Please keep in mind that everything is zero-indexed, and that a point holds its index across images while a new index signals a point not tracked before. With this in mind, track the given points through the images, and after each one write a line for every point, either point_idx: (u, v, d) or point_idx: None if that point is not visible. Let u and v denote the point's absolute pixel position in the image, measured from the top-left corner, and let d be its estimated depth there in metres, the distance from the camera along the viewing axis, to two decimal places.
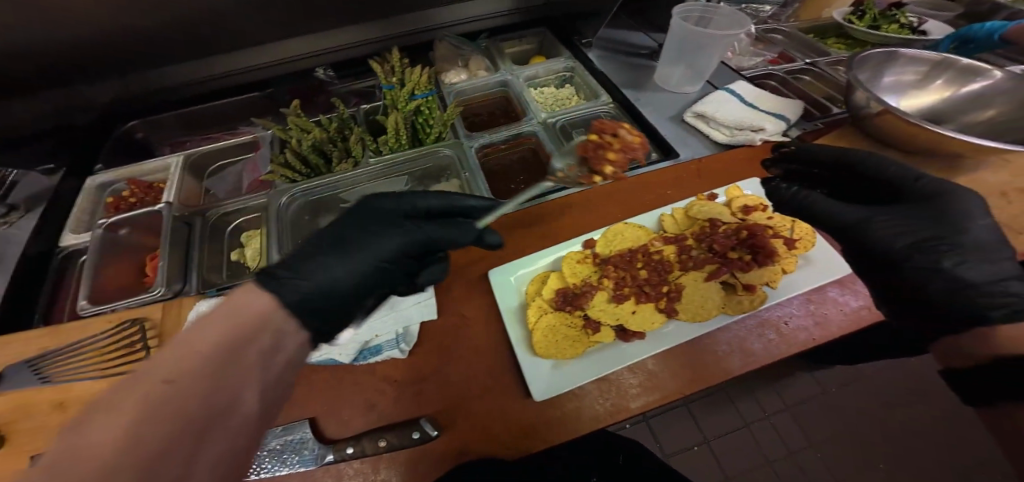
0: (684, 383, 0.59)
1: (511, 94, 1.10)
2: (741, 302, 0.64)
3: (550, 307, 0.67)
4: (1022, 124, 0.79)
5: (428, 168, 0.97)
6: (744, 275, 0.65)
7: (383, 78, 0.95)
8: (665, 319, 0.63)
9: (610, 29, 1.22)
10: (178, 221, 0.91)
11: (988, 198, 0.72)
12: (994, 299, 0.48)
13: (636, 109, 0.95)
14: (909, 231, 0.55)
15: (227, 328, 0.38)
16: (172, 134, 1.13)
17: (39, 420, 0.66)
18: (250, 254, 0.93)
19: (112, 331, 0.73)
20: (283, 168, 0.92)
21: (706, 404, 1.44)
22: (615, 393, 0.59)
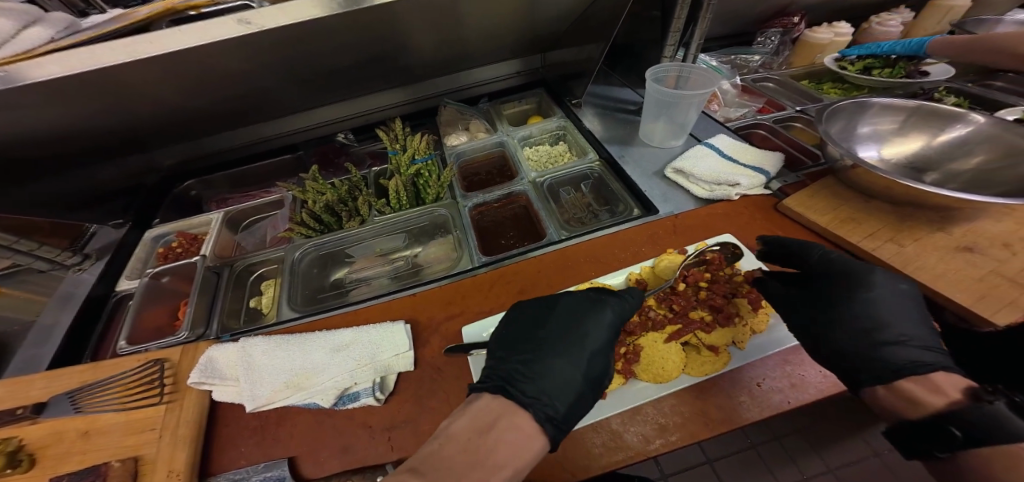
0: (647, 443, 0.56)
1: (507, 153, 1.19)
2: (705, 363, 0.62)
3: None
4: (1005, 173, 0.74)
5: (424, 225, 1.07)
6: (707, 336, 0.63)
7: (388, 145, 1.11)
8: (625, 379, 0.63)
9: (600, 87, 1.30)
10: (209, 269, 1.01)
11: (989, 248, 0.65)
12: (901, 366, 0.52)
13: (620, 166, 0.98)
14: (828, 319, 0.59)
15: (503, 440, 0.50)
16: (220, 192, 1.29)
17: (66, 447, 0.71)
18: (265, 301, 1.02)
19: (138, 368, 0.78)
20: (300, 226, 1.03)
21: (733, 463, 1.29)
22: (574, 451, 0.57)
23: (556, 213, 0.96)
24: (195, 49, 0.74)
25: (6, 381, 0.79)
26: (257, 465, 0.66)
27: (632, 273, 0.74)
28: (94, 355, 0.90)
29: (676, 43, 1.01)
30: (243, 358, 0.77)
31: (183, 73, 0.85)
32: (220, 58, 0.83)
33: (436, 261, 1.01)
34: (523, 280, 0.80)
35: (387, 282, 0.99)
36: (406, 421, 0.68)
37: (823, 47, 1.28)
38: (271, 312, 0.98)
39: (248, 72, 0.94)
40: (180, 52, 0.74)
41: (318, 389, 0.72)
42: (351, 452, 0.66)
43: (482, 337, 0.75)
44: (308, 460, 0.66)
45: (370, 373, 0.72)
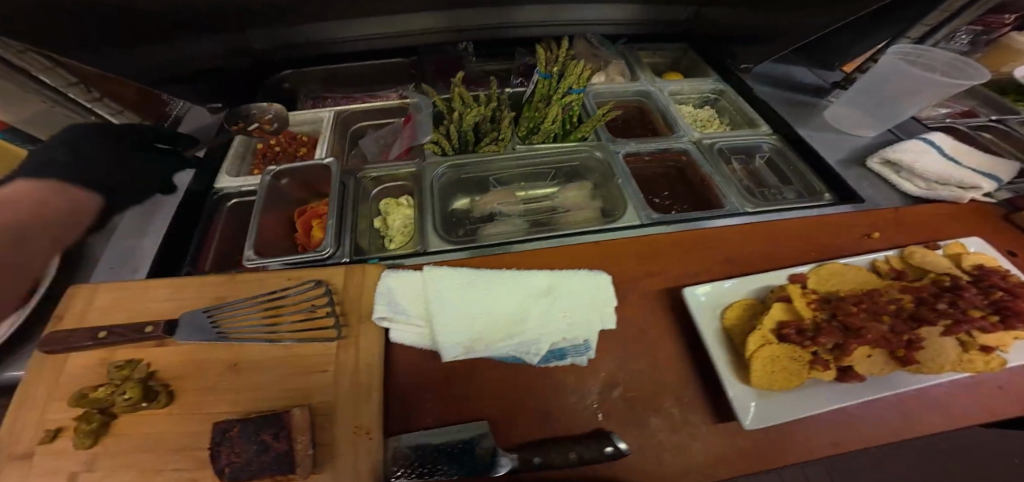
0: (887, 431, 0.61)
1: (651, 106, 1.10)
2: (972, 362, 0.57)
3: (772, 337, 0.61)
4: None
5: (569, 168, 1.02)
6: (984, 335, 0.58)
7: (543, 66, 0.98)
8: (896, 367, 0.57)
9: (773, 64, 1.18)
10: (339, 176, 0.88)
11: None
12: None
13: (805, 143, 0.92)
14: None
15: None
16: (314, 89, 1.17)
17: (212, 381, 0.58)
18: (394, 224, 0.93)
19: (293, 290, 0.66)
20: (439, 140, 0.98)
21: None
22: (801, 431, 0.61)
23: (731, 181, 0.90)
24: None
25: (113, 286, 0.63)
26: (449, 427, 0.58)
27: (879, 259, 0.69)
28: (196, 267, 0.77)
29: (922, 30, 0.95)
30: (429, 295, 0.67)
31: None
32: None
33: (579, 209, 0.97)
34: (726, 251, 0.75)
35: (518, 223, 0.95)
36: (614, 381, 0.66)
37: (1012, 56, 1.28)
38: (402, 239, 0.91)
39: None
40: None
41: (521, 341, 0.64)
42: (552, 419, 0.62)
43: (709, 302, 0.68)
44: (503, 426, 0.61)
45: (580, 329, 0.66)
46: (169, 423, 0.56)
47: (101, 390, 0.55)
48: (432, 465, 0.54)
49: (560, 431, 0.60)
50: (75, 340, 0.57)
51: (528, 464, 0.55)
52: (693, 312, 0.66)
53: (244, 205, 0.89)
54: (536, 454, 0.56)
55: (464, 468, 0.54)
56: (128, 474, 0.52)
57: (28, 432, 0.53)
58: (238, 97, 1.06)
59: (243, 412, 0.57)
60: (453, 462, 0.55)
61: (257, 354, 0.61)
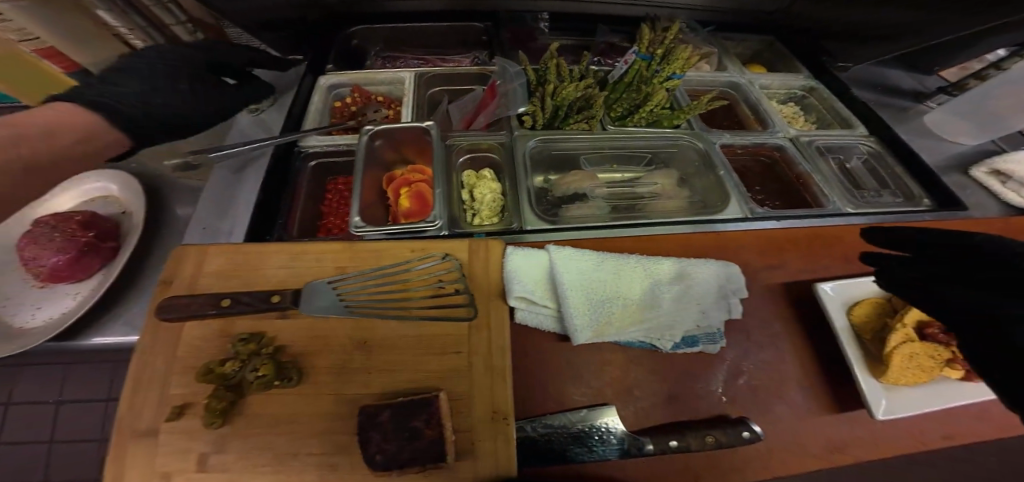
0: (994, 429, 0.65)
1: (740, 98, 1.11)
2: None
3: (911, 333, 0.61)
4: None
5: (661, 153, 0.97)
6: None
7: (643, 47, 0.92)
8: None
9: (871, 68, 1.18)
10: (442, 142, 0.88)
11: None
12: None
13: (902, 147, 0.96)
14: None
15: None
16: (384, 49, 1.12)
17: (346, 358, 0.55)
18: (482, 199, 0.86)
19: (413, 264, 0.61)
20: (533, 110, 0.92)
21: None
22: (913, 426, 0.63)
23: (832, 181, 0.90)
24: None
25: (226, 247, 0.60)
26: (575, 411, 0.57)
27: None
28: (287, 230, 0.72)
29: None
30: (557, 275, 0.61)
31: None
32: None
33: (668, 195, 0.93)
34: (840, 245, 0.77)
35: (601, 205, 0.91)
36: (743, 372, 0.63)
37: None
38: (490, 215, 0.85)
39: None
40: None
41: (656, 330, 0.60)
42: (680, 403, 0.60)
43: (837, 297, 0.67)
44: (631, 408, 0.59)
45: (716, 317, 0.62)
46: (302, 402, 0.52)
47: (227, 365, 0.52)
48: (565, 448, 0.54)
49: (688, 415, 0.59)
50: (198, 308, 0.53)
51: (661, 446, 0.54)
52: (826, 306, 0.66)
53: (323, 167, 0.84)
54: (673, 437, 0.55)
55: (597, 451, 0.54)
56: (266, 457, 0.49)
57: (154, 404, 0.51)
58: (314, 49, 1.02)
59: (378, 393, 0.54)
60: (584, 445, 0.54)
61: (384, 332, 0.57)
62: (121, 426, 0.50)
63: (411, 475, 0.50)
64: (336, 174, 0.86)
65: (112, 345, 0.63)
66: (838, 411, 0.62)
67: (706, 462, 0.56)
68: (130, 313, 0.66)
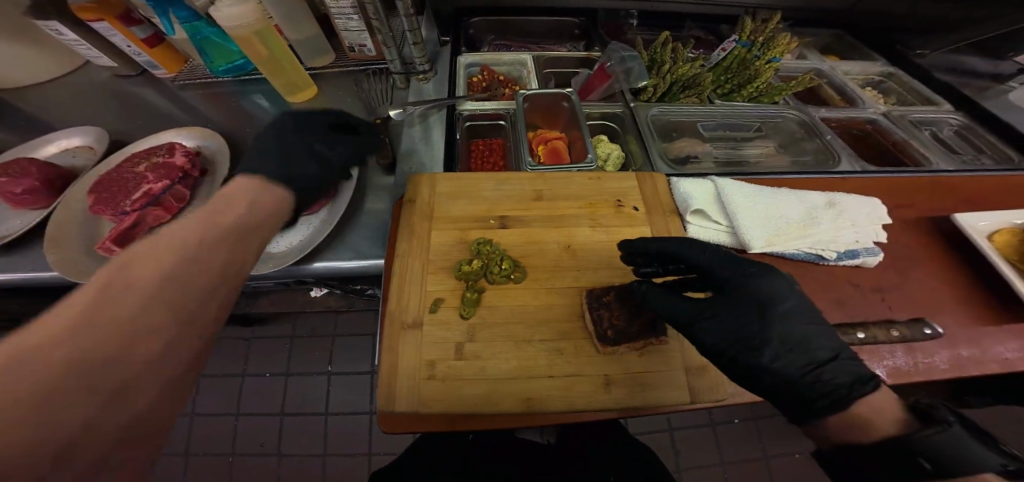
0: None
1: (824, 80, 1.21)
2: None
3: None
4: None
5: (769, 122, 1.07)
6: None
7: (744, 34, 1.03)
8: None
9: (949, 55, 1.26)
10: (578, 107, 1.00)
11: None
12: None
13: (993, 120, 1.02)
14: None
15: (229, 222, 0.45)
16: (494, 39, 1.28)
17: (560, 259, 0.65)
18: (608, 156, 0.98)
19: (598, 187, 0.74)
20: (650, 85, 1.06)
21: None
22: None
23: (932, 145, 0.99)
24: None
25: (451, 176, 0.73)
26: None
27: None
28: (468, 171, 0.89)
29: None
30: (724, 196, 0.72)
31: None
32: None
33: (772, 159, 1.03)
34: (961, 194, 0.85)
35: (714, 165, 1.00)
36: (893, 288, 0.70)
37: None
38: (619, 168, 0.97)
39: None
40: None
41: (819, 243, 0.69)
42: (847, 309, 0.66)
43: (978, 227, 0.75)
44: None
45: (868, 235, 0.71)
46: (529, 295, 0.62)
47: (475, 263, 0.63)
48: None
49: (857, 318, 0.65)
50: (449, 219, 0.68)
51: (849, 338, 0.61)
52: (968, 232, 0.74)
53: (473, 129, 1.01)
54: (859, 330, 0.61)
55: None
56: (508, 345, 0.58)
57: (415, 298, 0.61)
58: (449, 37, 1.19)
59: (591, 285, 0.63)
60: None
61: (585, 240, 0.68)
62: (392, 317, 0.60)
63: (631, 354, 0.59)
64: (476, 137, 1.03)
65: (336, 268, 0.73)
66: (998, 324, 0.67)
67: (890, 355, 0.61)
68: (347, 240, 0.76)
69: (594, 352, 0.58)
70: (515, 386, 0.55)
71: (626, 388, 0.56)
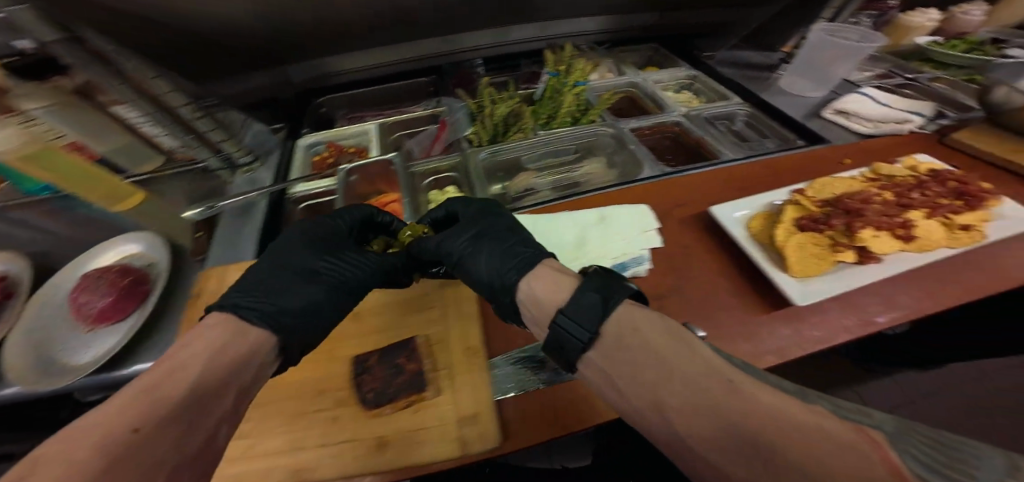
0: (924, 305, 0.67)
1: (638, 94, 1.34)
2: (961, 236, 0.72)
3: (796, 230, 0.75)
4: None
5: (588, 142, 1.17)
6: (959, 216, 0.74)
7: (550, 67, 1.20)
8: (903, 246, 0.71)
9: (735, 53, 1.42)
10: (407, 172, 1.04)
11: None
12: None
13: (770, 106, 1.15)
14: None
15: (181, 373, 0.44)
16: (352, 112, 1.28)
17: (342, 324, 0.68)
18: None
19: (391, 249, 0.80)
20: (478, 131, 1.13)
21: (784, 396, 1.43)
22: (849, 310, 0.67)
23: (721, 138, 1.12)
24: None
25: (248, 262, 0.77)
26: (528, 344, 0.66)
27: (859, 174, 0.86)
28: None
29: (835, 9, 1.20)
30: None
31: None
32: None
33: (598, 175, 1.12)
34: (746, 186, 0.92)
35: (547, 193, 1.07)
36: (672, 290, 0.73)
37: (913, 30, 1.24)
38: None
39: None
40: None
41: (589, 263, 0.76)
42: None
43: (735, 218, 0.81)
44: None
45: (636, 246, 0.78)
46: (313, 367, 0.66)
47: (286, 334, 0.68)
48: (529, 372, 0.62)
49: None
50: None
51: None
52: (723, 224, 0.80)
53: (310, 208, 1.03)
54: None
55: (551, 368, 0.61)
56: (281, 426, 0.58)
57: None
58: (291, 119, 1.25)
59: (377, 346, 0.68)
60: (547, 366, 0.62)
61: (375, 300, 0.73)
62: None
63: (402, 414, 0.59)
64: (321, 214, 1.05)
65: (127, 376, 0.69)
66: (770, 310, 0.68)
67: None
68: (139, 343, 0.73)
69: (367, 417, 0.59)
70: (275, 471, 0.54)
71: (399, 447, 0.55)
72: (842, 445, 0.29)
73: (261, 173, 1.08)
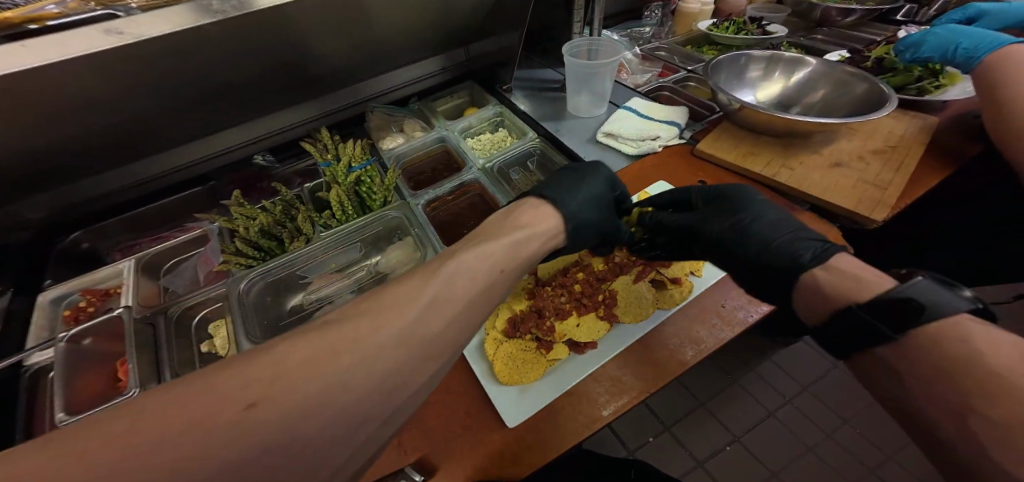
0: (651, 376, 0.66)
1: (449, 147, 1.18)
2: (672, 295, 0.75)
3: (504, 337, 0.73)
4: (845, 100, 0.99)
5: (379, 231, 1.02)
6: (668, 271, 0.79)
7: (319, 157, 1.05)
8: (608, 326, 0.72)
9: (526, 70, 1.37)
10: (141, 321, 0.83)
11: (835, 165, 0.88)
12: (873, 155, 0.90)
13: (558, 140, 1.08)
14: (876, 141, 0.93)
15: (426, 331, 0.42)
16: (119, 239, 1.08)
17: None
18: (221, 341, 0.86)
19: None
20: (237, 256, 0.92)
21: (662, 394, 1.49)
22: (587, 406, 0.64)
23: (512, 193, 1.01)
24: (41, 73, 0.62)
25: None
26: None
27: None
28: (29, 433, 0.72)
29: (581, 20, 1.15)
30: None
31: (28, 106, 0.69)
32: (77, 85, 0.69)
33: (402, 262, 0.95)
34: None
35: (345, 300, 0.92)
36: (415, 419, 0.64)
37: (694, 16, 1.44)
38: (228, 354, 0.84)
39: (123, 99, 0.81)
40: (38, 75, 0.62)
41: None
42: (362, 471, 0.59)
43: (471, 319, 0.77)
44: None
45: None
46: None
47: None
48: None
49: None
50: None
51: None
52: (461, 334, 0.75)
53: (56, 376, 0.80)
54: None
55: None
56: None
57: None
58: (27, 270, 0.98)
59: None
60: None
61: None
62: None
63: None
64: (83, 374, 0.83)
65: None
66: (504, 425, 0.63)
67: None
68: None
69: None
70: None
71: None
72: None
73: None
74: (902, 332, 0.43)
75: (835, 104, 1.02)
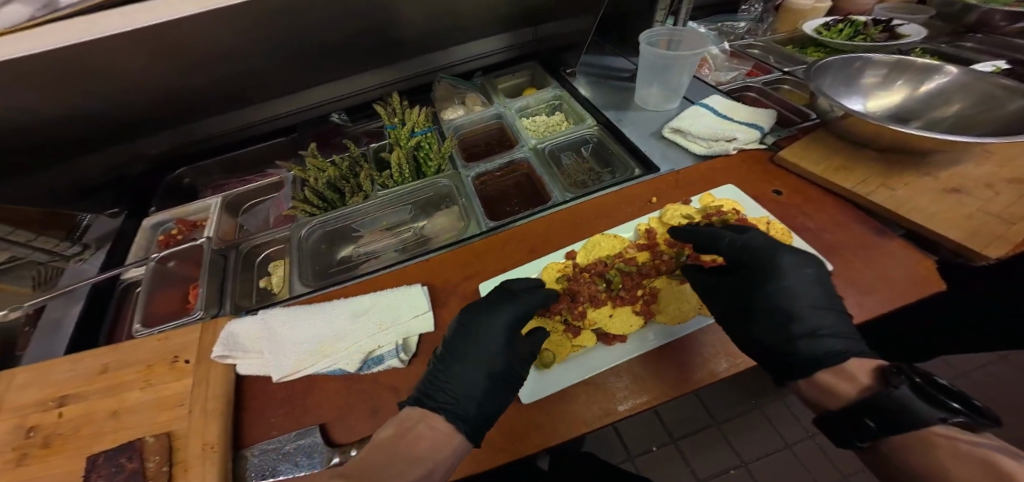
0: (680, 380, 0.61)
1: (505, 124, 1.18)
2: None
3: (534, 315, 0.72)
4: (988, 116, 0.83)
5: (430, 196, 1.05)
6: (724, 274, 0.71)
7: (386, 120, 1.10)
8: (643, 321, 0.67)
9: (595, 58, 1.34)
10: (216, 252, 0.94)
11: (953, 191, 0.74)
12: (1008, 186, 0.74)
13: (619, 129, 1.04)
14: (1017, 170, 0.77)
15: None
16: (214, 178, 1.24)
17: (97, 430, 0.63)
18: (277, 279, 0.95)
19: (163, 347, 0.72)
20: (301, 203, 1.00)
21: (673, 406, 1.38)
22: (604, 398, 0.60)
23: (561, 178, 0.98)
24: (177, 25, 0.71)
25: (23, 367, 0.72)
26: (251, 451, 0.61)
27: (641, 225, 0.81)
28: (112, 338, 0.84)
29: (666, 7, 1.08)
30: (265, 329, 0.74)
31: (162, 55, 0.80)
32: (202, 36, 0.78)
33: (445, 230, 0.97)
34: (551, 235, 0.83)
35: (389, 256, 0.96)
36: None
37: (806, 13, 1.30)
38: (281, 291, 0.93)
39: (233, 54, 0.90)
40: (172, 26, 0.71)
41: (341, 354, 0.70)
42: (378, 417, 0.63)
43: None
44: (340, 424, 0.63)
45: (388, 336, 0.71)
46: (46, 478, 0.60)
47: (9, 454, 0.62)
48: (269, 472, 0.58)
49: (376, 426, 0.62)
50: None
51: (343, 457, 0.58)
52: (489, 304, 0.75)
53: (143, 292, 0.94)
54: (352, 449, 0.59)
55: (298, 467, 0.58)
56: None
57: None
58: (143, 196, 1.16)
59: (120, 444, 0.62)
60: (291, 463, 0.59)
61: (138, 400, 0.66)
62: None
63: None
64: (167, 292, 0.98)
65: None
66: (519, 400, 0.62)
67: None
68: None
69: None
70: None
71: None
72: (983, 464, 0.38)
73: (88, 262, 0.99)
74: (863, 440, 0.47)
75: (975, 120, 0.85)
